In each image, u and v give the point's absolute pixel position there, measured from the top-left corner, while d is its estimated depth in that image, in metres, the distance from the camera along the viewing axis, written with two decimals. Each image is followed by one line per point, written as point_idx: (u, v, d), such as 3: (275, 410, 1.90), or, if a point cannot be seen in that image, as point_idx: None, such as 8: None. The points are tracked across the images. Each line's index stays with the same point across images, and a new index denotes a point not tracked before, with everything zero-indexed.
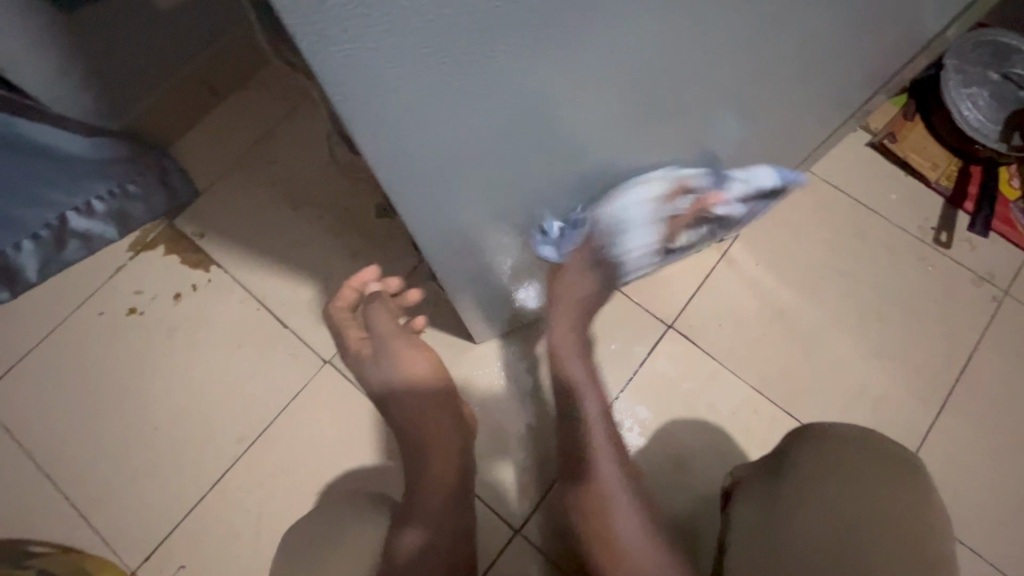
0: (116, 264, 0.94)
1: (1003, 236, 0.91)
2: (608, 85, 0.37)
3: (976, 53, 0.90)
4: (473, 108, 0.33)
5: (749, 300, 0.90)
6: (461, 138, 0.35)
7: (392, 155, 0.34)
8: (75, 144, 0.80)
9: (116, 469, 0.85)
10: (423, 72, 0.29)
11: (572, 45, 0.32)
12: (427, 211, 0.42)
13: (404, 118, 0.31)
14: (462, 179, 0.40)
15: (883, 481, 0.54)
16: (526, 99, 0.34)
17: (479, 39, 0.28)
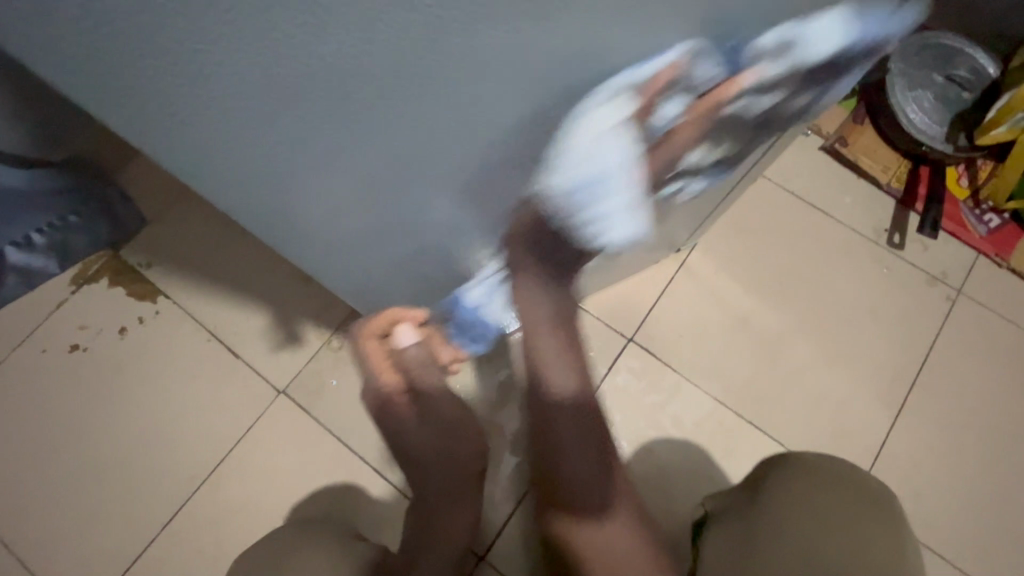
0: (57, 299, 0.90)
1: (953, 235, 0.92)
2: (507, 143, 0.34)
3: (921, 56, 0.90)
4: (319, 140, 0.29)
5: (710, 309, 0.90)
6: (342, 182, 0.33)
7: (226, 167, 0.30)
8: (11, 179, 0.74)
9: (59, 514, 0.81)
10: (235, 98, 0.25)
11: (441, 93, 0.27)
12: (328, 240, 0.41)
13: (261, 158, 0.30)
14: (332, 203, 0.36)
15: (854, 503, 0.56)
16: (403, 155, 0.32)
17: (306, 81, 0.24)
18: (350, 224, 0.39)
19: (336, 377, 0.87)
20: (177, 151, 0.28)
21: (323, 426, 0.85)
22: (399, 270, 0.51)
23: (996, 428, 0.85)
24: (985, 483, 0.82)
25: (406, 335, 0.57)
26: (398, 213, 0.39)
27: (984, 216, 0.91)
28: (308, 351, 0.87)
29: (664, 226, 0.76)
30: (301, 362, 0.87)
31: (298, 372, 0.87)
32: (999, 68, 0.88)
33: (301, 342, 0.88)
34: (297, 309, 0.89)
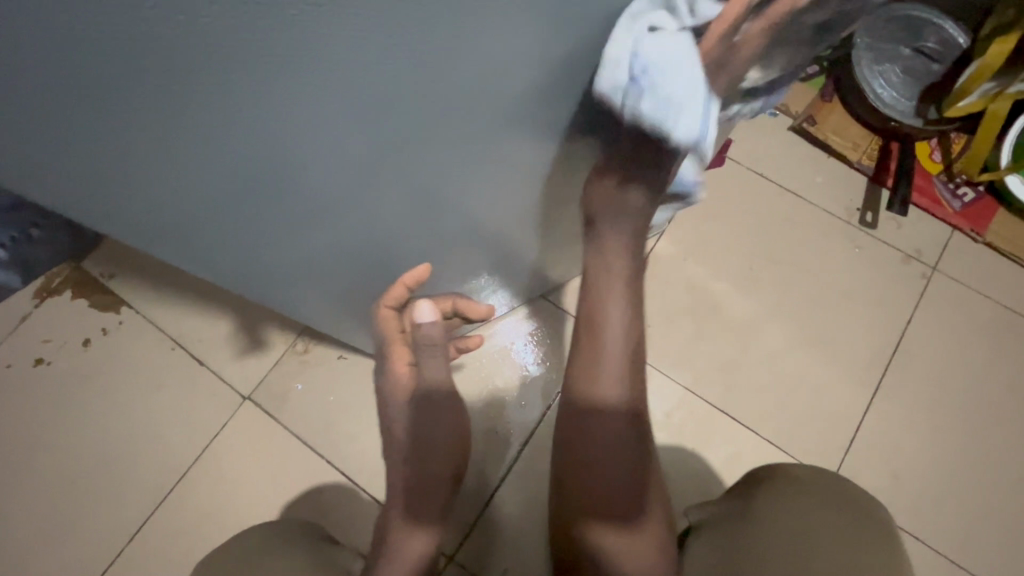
0: (20, 313, 0.90)
1: (926, 212, 0.90)
2: (399, 110, 0.30)
3: (887, 29, 0.88)
4: (199, 144, 0.28)
5: (679, 298, 0.88)
6: (214, 163, 0.30)
7: (112, 191, 0.30)
8: None
9: (24, 530, 0.80)
10: (85, 119, 0.24)
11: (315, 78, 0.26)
12: (223, 231, 0.38)
13: (108, 147, 0.26)
14: (240, 204, 0.35)
15: (845, 519, 0.53)
16: (274, 126, 0.28)
17: (165, 89, 0.23)
18: (246, 207, 0.36)
19: (301, 381, 0.85)
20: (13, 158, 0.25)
21: (290, 431, 0.84)
22: (323, 261, 0.49)
23: (975, 408, 0.83)
24: (963, 464, 0.80)
25: (422, 309, 0.56)
26: (296, 190, 0.35)
27: (958, 190, 0.88)
28: (273, 355, 0.86)
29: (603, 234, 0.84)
30: (267, 368, 0.86)
31: (264, 377, 0.86)
32: (969, 36, 0.85)
33: (267, 347, 0.87)
34: (262, 315, 0.88)
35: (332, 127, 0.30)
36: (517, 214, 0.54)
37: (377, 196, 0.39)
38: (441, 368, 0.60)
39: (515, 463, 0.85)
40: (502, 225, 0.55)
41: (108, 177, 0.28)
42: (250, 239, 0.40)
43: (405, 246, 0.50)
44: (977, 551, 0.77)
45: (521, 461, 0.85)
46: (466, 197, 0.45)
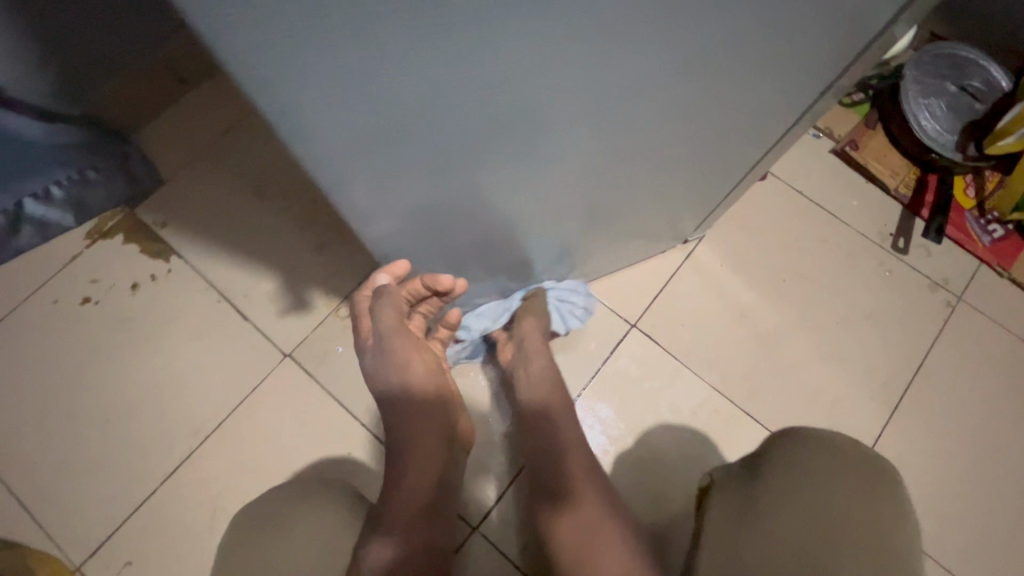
0: (72, 252, 0.92)
1: (958, 244, 0.93)
2: (561, 65, 0.32)
3: (934, 65, 0.92)
4: (413, 109, 0.31)
5: (713, 302, 0.91)
6: (415, 117, 0.32)
7: (320, 149, 0.32)
8: (36, 130, 0.77)
9: (54, 465, 0.81)
10: (355, 75, 0.27)
11: (530, 49, 0.30)
12: (368, 197, 0.40)
13: (352, 95, 0.28)
14: (402, 173, 0.38)
15: (848, 484, 0.53)
16: (456, 73, 0.29)
17: (426, 50, 0.27)
18: (384, 166, 0.36)
19: (341, 345, 0.88)
20: (236, 86, 0.26)
21: (327, 391, 0.86)
22: (424, 232, 0.51)
23: (987, 434, 0.86)
24: (972, 486, 0.84)
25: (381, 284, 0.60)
26: (432, 152, 0.36)
27: (989, 226, 0.92)
28: (317, 317, 0.89)
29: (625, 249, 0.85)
30: (309, 327, 0.88)
31: (306, 337, 0.88)
32: (1013, 82, 0.89)
33: (310, 309, 0.89)
34: (308, 277, 0.90)
35: (497, 80, 0.31)
36: (587, 192, 0.57)
37: (490, 162, 0.41)
38: (396, 327, 0.63)
39: None
40: (577, 208, 0.61)
41: (299, 119, 0.29)
42: (389, 207, 0.43)
43: (489, 213, 0.52)
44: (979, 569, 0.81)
45: None
46: (563, 179, 0.50)
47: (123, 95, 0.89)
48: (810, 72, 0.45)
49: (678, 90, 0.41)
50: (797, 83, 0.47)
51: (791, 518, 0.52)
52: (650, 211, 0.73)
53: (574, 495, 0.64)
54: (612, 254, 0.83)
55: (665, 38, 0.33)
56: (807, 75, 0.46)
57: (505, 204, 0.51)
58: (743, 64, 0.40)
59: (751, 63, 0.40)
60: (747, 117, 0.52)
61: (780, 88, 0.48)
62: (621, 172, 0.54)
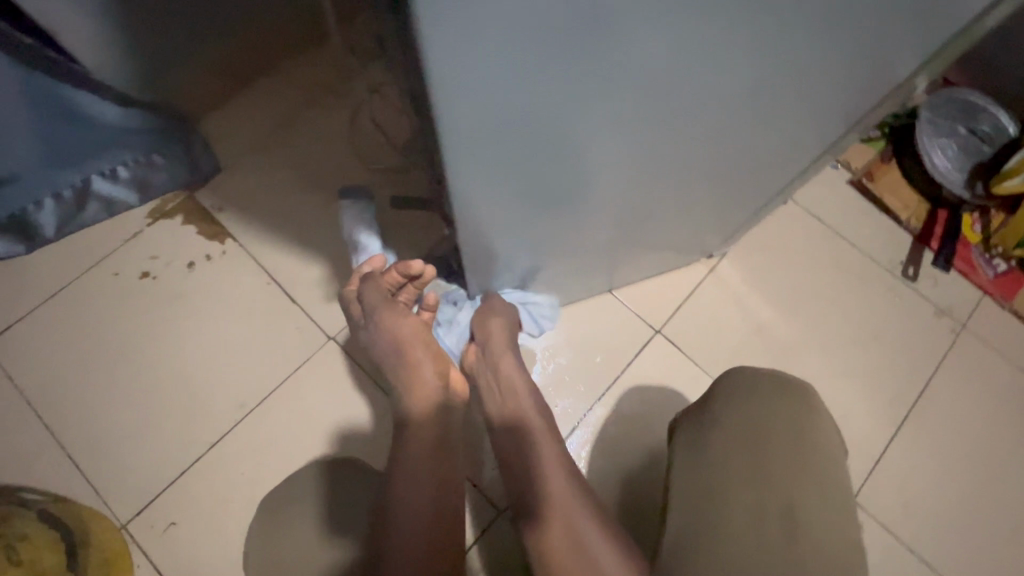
0: (133, 229, 0.98)
1: (962, 274, 0.99)
2: (654, 55, 0.39)
3: (948, 108, 0.99)
4: (544, 70, 0.36)
5: (733, 315, 0.97)
6: (542, 79, 0.37)
7: (459, 101, 0.37)
8: (107, 110, 0.86)
9: (107, 426, 0.86)
10: (513, 30, 0.32)
11: (644, 27, 0.36)
12: (474, 166, 0.45)
13: (504, 49, 0.33)
14: (511, 141, 0.43)
15: (770, 412, 0.55)
16: (575, 51, 0.36)
17: (572, 16, 0.33)
18: (493, 140, 0.42)
19: None
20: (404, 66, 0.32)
21: (367, 375, 0.90)
22: (501, 216, 0.56)
23: (986, 454, 0.91)
24: (969, 502, 0.88)
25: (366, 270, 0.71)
26: (534, 130, 0.42)
27: (993, 260, 0.98)
28: None
29: (657, 259, 0.90)
30: None
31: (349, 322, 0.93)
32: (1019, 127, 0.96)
33: None
34: (354, 267, 0.96)
35: (603, 62, 0.38)
36: (644, 192, 0.61)
37: (572, 148, 0.47)
38: (377, 298, 0.68)
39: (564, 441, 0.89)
40: (630, 212, 0.66)
41: (450, 80, 0.35)
42: (486, 180, 0.47)
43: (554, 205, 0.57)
44: None
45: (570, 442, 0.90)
46: (631, 172, 0.55)
47: (195, 79, 0.95)
48: (845, 98, 0.52)
49: (753, 88, 0.46)
50: (844, 99, 0.53)
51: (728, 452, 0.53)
52: (688, 223, 0.78)
53: (545, 511, 0.59)
54: (644, 261, 0.89)
55: (742, 43, 0.40)
56: (852, 92, 0.52)
57: (569, 197, 0.56)
58: (805, 70, 0.46)
59: (806, 71, 0.46)
60: (800, 130, 0.57)
61: (830, 105, 0.53)
62: (680, 173, 0.59)
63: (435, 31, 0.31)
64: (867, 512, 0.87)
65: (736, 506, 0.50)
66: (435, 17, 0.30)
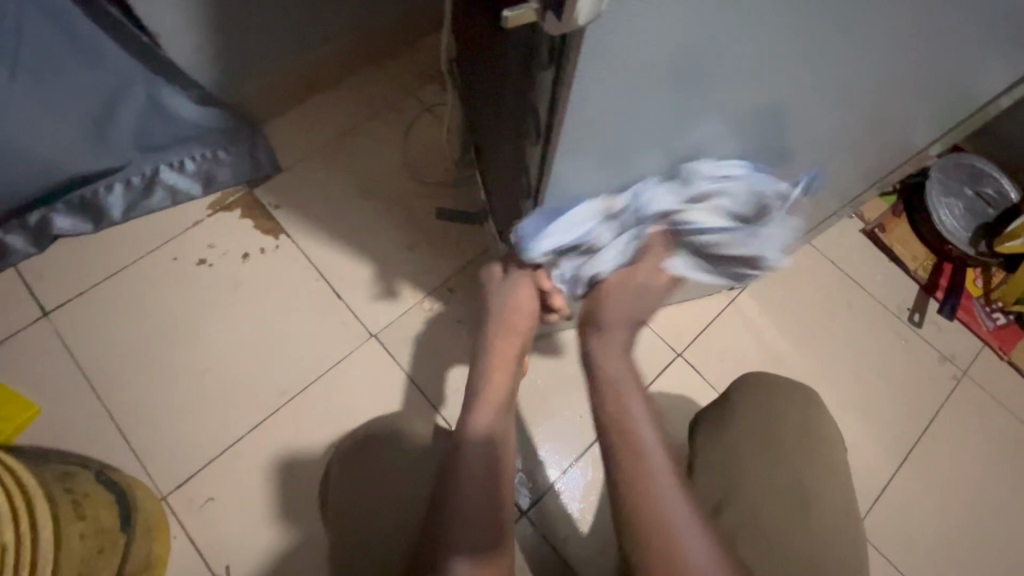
0: (194, 219, 1.04)
1: (964, 325, 1.06)
2: (743, 83, 0.45)
3: (958, 170, 1.08)
4: (666, 77, 0.41)
5: (750, 346, 1.03)
6: (661, 86, 0.42)
7: (591, 103, 0.41)
8: (188, 109, 0.95)
9: (154, 402, 0.90)
10: (654, 42, 0.37)
11: (744, 55, 0.42)
12: (580, 164, 0.49)
13: (639, 61, 0.39)
14: (617, 143, 0.47)
15: (787, 417, 0.67)
16: (692, 62, 0.40)
17: (697, 40, 0.38)
18: (600, 153, 0.48)
19: (421, 333, 0.98)
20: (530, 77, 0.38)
21: (405, 373, 0.96)
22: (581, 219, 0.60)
23: (984, 495, 0.95)
24: (966, 539, 0.93)
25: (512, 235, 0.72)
26: (634, 143, 0.48)
27: (993, 314, 1.06)
28: (403, 306, 1.00)
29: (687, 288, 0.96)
30: (395, 314, 0.99)
31: (391, 322, 0.99)
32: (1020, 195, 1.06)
33: (397, 297, 1.00)
34: (399, 270, 1.02)
35: (702, 88, 0.44)
36: None
37: (657, 162, 0.53)
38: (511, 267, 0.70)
39: (587, 453, 0.94)
40: None
41: (590, 86, 0.39)
42: (583, 178, 0.51)
43: None
44: None
45: (592, 453, 0.94)
46: None
47: (265, 83, 1.05)
48: (883, 117, 0.59)
49: (820, 107, 0.52)
50: (877, 123, 0.60)
51: (763, 455, 0.65)
52: None
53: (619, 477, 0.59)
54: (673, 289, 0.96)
55: (810, 68, 0.46)
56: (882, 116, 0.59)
57: None
58: (857, 92, 0.53)
59: (860, 93, 0.53)
60: (845, 152, 0.64)
61: (870, 126, 0.60)
62: None
63: (593, 43, 0.36)
64: (870, 541, 0.91)
65: (781, 503, 0.62)
66: (598, 31, 0.35)
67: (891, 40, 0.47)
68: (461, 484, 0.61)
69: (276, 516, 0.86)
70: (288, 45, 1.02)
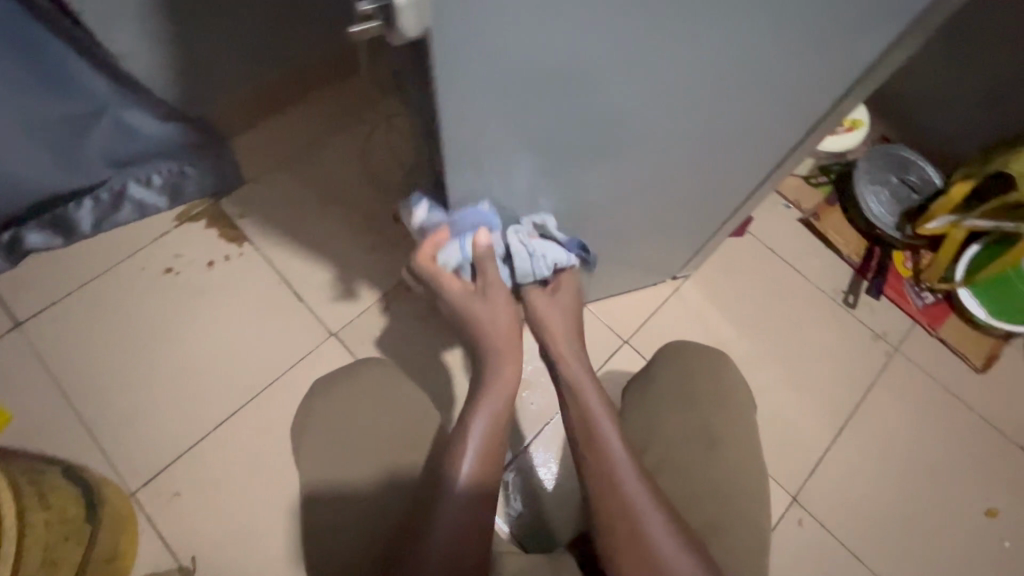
0: (162, 230, 1.09)
1: (895, 304, 1.12)
2: (620, 71, 0.47)
3: (884, 160, 1.14)
4: (536, 64, 0.42)
5: (694, 331, 1.08)
6: (532, 75, 0.43)
7: (464, 93, 0.42)
8: (154, 127, 1.00)
9: (122, 405, 0.95)
10: (512, 35, 0.38)
11: (614, 48, 0.44)
12: (472, 150, 0.50)
13: (505, 53, 0.40)
14: (506, 127, 0.48)
15: (696, 373, 0.86)
16: (558, 52, 0.42)
17: (559, 29, 0.40)
18: (489, 135, 0.49)
19: (379, 330, 1.04)
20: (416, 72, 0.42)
21: None
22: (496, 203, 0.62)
23: (916, 463, 1.01)
24: (898, 505, 0.98)
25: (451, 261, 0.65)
26: (522, 132, 0.50)
27: (922, 293, 1.11)
28: (362, 305, 1.05)
29: (629, 276, 1.01)
30: (355, 313, 1.04)
31: (351, 321, 1.04)
32: (943, 180, 1.12)
33: (357, 298, 1.06)
34: (358, 271, 1.07)
35: (578, 74, 0.45)
36: (620, 187, 0.68)
37: (556, 146, 0.54)
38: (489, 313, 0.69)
39: (539, 436, 0.99)
40: (608, 209, 0.73)
41: (457, 76, 0.40)
42: (480, 163, 0.52)
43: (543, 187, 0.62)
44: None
45: (544, 436, 0.99)
46: (609, 163, 0.62)
47: (228, 102, 1.10)
48: (791, 114, 0.60)
49: (713, 97, 0.54)
50: (782, 122, 0.62)
51: (677, 406, 0.84)
52: (659, 233, 0.87)
53: (621, 535, 0.64)
54: (615, 279, 1.01)
55: (689, 62, 0.48)
56: (787, 116, 0.60)
57: (559, 177, 0.61)
58: (752, 89, 0.54)
59: (756, 89, 0.54)
60: (755, 144, 0.65)
61: (778, 122, 0.61)
62: (655, 171, 0.66)
63: (450, 40, 0.37)
64: (807, 509, 0.97)
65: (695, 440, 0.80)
66: (454, 30, 0.36)
67: (777, 44, 0.48)
68: (442, 511, 0.66)
69: (241, 507, 0.90)
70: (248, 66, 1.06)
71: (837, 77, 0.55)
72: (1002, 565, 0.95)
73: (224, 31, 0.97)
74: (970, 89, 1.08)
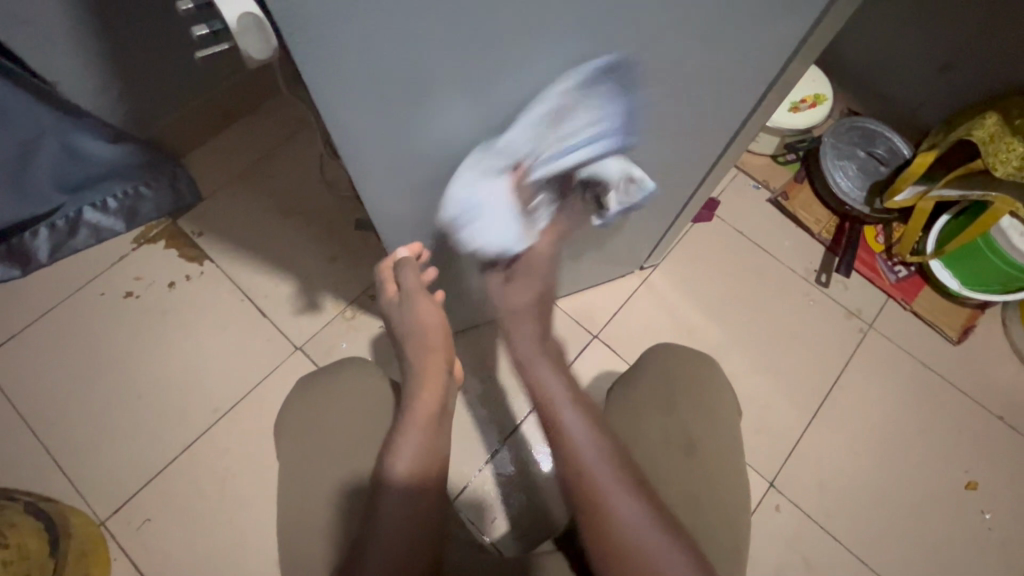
0: (121, 253, 1.08)
1: (868, 280, 1.10)
2: (525, 63, 0.43)
3: (849, 134, 1.12)
4: (422, 53, 0.38)
5: (664, 321, 1.07)
6: (420, 67, 0.39)
7: (342, 84, 0.39)
8: (107, 152, 0.97)
9: (88, 435, 0.94)
10: (378, 19, 0.35)
11: (511, 38, 0.40)
12: (374, 146, 0.47)
13: (377, 43, 0.36)
14: (406, 122, 0.45)
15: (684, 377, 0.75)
16: (444, 42, 0.38)
17: (437, 17, 0.36)
18: (388, 130, 0.45)
19: (345, 341, 1.03)
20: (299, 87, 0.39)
21: None
22: (424, 207, 0.59)
23: (891, 440, 1.00)
24: (875, 484, 0.97)
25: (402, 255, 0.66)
26: (424, 146, 0.48)
27: (895, 267, 1.10)
28: (326, 316, 1.04)
29: (593, 271, 1.00)
30: (319, 325, 1.03)
31: (316, 333, 1.03)
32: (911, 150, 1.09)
33: (320, 309, 1.05)
34: (320, 282, 1.06)
35: (477, 66, 0.41)
36: None
37: (473, 147, 0.51)
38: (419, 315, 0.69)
39: (511, 437, 0.98)
40: None
41: (326, 63, 0.37)
42: (387, 159, 0.49)
43: None
44: (880, 557, 0.93)
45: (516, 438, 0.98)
46: None
47: (178, 118, 1.07)
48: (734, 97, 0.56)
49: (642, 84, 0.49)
50: (725, 107, 0.57)
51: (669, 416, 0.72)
52: (617, 226, 0.83)
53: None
54: (579, 275, 0.99)
55: (604, 49, 0.44)
56: (729, 99, 0.56)
57: None
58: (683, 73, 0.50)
59: (688, 73, 0.50)
60: (702, 130, 0.61)
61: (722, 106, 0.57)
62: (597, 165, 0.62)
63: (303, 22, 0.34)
64: (784, 494, 0.96)
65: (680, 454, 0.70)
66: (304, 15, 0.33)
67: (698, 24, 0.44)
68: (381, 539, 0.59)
69: (212, 529, 0.90)
70: (194, 80, 1.04)
71: (769, 63, 0.52)
72: (984, 538, 0.95)
73: (160, 47, 0.94)
74: (931, 55, 1.05)
